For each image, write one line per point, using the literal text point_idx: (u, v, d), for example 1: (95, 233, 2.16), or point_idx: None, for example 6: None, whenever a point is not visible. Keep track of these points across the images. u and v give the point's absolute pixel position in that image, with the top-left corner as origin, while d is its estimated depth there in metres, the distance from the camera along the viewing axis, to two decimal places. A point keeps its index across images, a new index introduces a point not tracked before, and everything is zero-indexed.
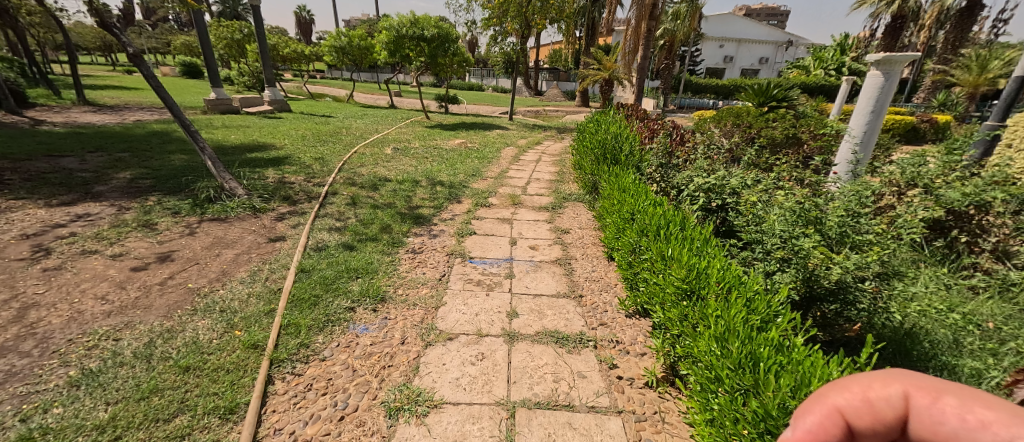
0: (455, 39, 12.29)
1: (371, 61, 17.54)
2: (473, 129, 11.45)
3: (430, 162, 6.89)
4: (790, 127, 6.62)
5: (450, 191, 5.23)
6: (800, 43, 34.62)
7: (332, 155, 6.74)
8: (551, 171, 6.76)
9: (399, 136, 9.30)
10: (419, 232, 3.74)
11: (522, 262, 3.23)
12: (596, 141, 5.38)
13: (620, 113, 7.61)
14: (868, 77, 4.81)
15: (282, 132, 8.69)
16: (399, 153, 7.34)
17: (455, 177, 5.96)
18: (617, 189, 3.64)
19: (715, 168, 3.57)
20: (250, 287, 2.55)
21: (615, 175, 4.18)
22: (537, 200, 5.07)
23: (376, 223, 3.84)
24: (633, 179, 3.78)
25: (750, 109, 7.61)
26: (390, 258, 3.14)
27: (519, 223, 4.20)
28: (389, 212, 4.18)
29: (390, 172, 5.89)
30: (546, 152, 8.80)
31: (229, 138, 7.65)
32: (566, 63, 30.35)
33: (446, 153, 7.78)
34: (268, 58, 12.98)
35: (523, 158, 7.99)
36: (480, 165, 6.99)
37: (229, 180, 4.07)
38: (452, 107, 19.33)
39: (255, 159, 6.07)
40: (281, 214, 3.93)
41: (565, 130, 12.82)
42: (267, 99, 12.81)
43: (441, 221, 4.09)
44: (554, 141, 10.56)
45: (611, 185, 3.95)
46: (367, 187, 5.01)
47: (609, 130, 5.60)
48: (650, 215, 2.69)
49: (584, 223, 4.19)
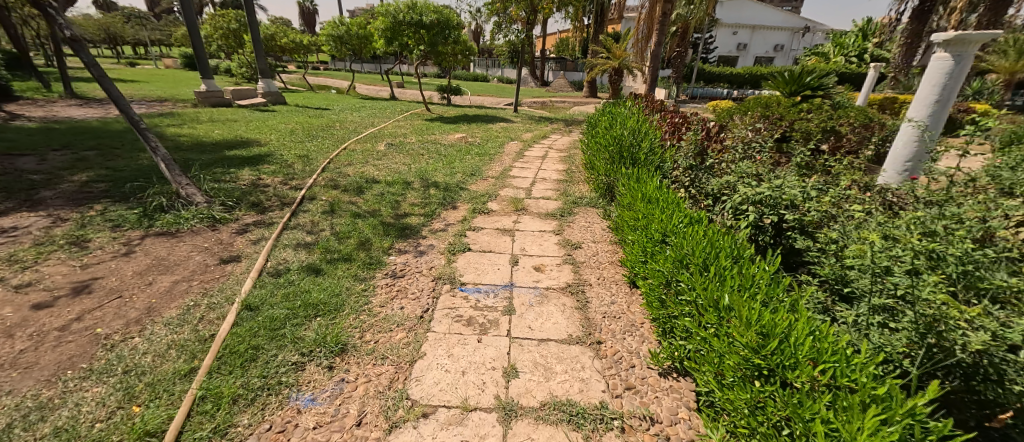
0: (456, 26, 11.60)
1: (371, 51, 16.90)
2: (476, 122, 10.83)
3: (426, 159, 6.31)
4: (826, 120, 5.93)
5: (445, 194, 4.64)
6: (818, 29, 33.18)
7: (320, 153, 6.18)
8: (559, 170, 6.13)
9: (396, 130, 8.71)
10: (404, 248, 3.17)
11: (525, 289, 2.64)
12: (610, 136, 4.74)
13: (636, 104, 6.93)
14: (932, 60, 4.15)
15: (271, 127, 8.13)
16: (393, 149, 6.77)
17: (452, 178, 5.37)
18: (639, 197, 3.02)
19: (760, 171, 2.93)
20: (175, 333, 1.99)
21: (635, 178, 3.54)
22: (543, 204, 4.46)
23: (353, 237, 3.27)
24: (658, 186, 3.14)
25: (779, 98, 6.90)
26: (363, 285, 2.57)
27: (522, 235, 3.60)
28: (371, 222, 3.61)
29: (380, 172, 5.32)
30: (553, 147, 8.16)
31: (211, 134, 7.10)
32: (573, 52, 29.42)
33: (445, 148, 7.19)
34: (261, 48, 12.39)
35: (528, 154, 7.37)
36: (480, 162, 6.39)
37: (185, 186, 3.52)
38: (455, 98, 18.67)
39: (233, 157, 5.54)
40: (244, 226, 3.37)
41: (573, 123, 12.14)
42: (262, 92, 12.22)
43: (431, 233, 3.51)
44: (562, 135, 9.90)
45: (631, 191, 3.32)
46: (351, 191, 4.44)
47: (624, 124, 4.95)
48: (692, 239, 2.07)
49: (598, 236, 3.58)
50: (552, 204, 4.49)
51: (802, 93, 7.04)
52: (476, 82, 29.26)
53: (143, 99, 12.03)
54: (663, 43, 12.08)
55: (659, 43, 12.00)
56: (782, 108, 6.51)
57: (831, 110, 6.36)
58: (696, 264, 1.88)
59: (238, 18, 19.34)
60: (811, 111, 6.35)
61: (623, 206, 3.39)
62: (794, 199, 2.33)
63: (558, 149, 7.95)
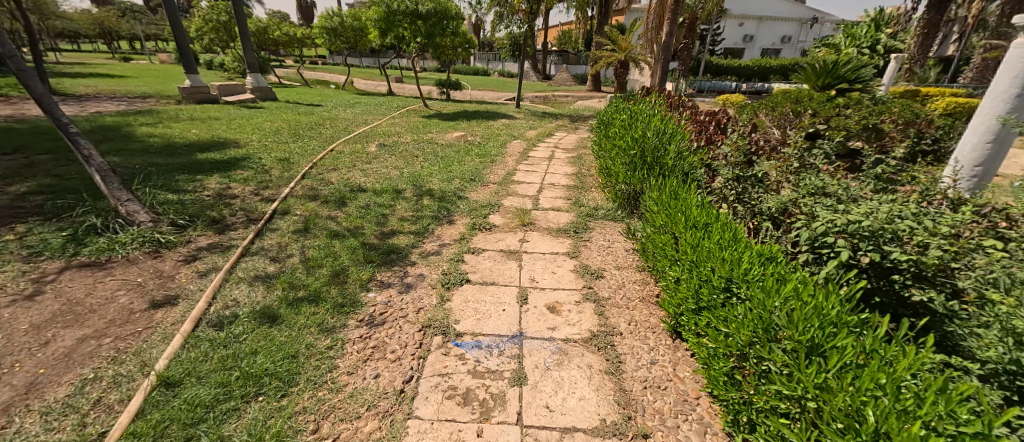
0: (454, 16, 10.93)
1: (367, 45, 16.25)
2: (476, 118, 10.21)
3: (421, 162, 5.72)
4: (868, 117, 5.35)
5: (441, 205, 4.05)
6: (827, 20, 32.30)
7: (303, 156, 5.58)
8: (569, 173, 5.53)
9: (391, 128, 8.11)
10: (387, 281, 2.58)
11: (539, 343, 2.04)
12: (630, 136, 4.14)
13: (652, 100, 6.30)
14: (1012, 48, 3.50)
15: (255, 126, 7.53)
16: (385, 150, 6.17)
17: (450, 185, 4.78)
18: (678, 217, 2.42)
19: (833, 186, 2.32)
20: (49, 433, 1.42)
21: (666, 192, 2.94)
22: (554, 217, 3.88)
23: (325, 267, 2.67)
24: (701, 204, 2.53)
25: (811, 92, 6.27)
26: (329, 339, 1.98)
27: (531, 260, 3.01)
28: (350, 245, 3.01)
29: (369, 178, 4.73)
30: (560, 147, 7.55)
31: (188, 134, 6.51)
32: (576, 45, 28.65)
33: (442, 149, 6.59)
34: (250, 42, 11.76)
35: (533, 154, 6.77)
36: (481, 165, 5.79)
37: (126, 201, 2.93)
38: (454, 93, 18.05)
39: (204, 162, 4.94)
40: (194, 252, 2.78)
41: (579, 119, 11.50)
42: (251, 87, 11.70)
43: (422, 258, 2.93)
44: (568, 132, 9.27)
45: (664, 207, 2.72)
46: (333, 202, 3.84)
47: (644, 123, 4.35)
48: (775, 293, 1.48)
49: (623, 260, 2.98)
50: (564, 216, 3.91)
51: (837, 87, 6.41)
52: (476, 76, 28.62)
53: (126, 95, 11.43)
54: (674, 33, 11.39)
55: (670, 34, 11.32)
56: (817, 103, 5.89)
57: (871, 105, 5.75)
58: (793, 337, 1.29)
59: (230, 11, 18.65)
60: (848, 107, 5.74)
61: (653, 225, 2.80)
62: (900, 230, 1.74)
63: (565, 148, 7.35)
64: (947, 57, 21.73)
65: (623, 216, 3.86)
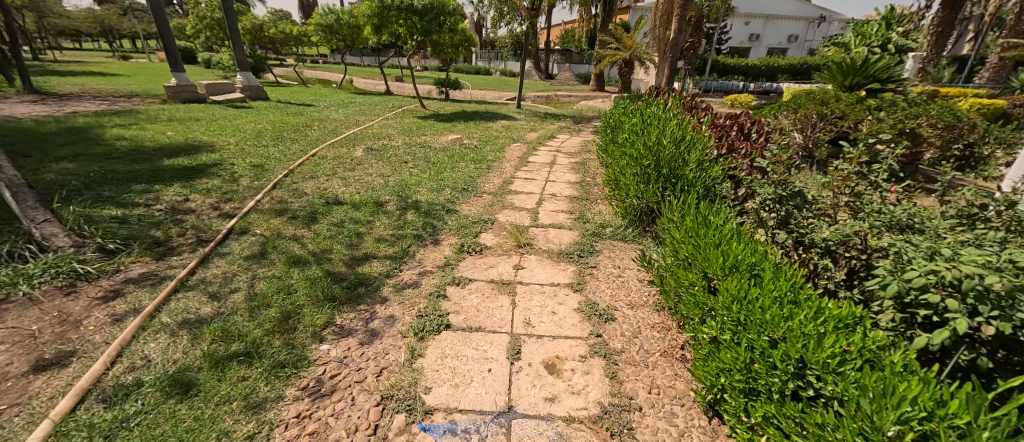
0: (452, 12, 10.42)
1: (364, 43, 15.79)
2: (474, 119, 9.73)
3: (410, 168, 5.23)
4: (902, 120, 4.84)
5: (426, 221, 3.56)
6: (835, 18, 31.61)
7: (281, 161, 5.11)
8: (571, 182, 5.04)
9: (382, 130, 7.64)
10: (347, 326, 2.09)
11: (532, 428, 1.55)
12: (642, 142, 3.64)
13: (662, 101, 5.80)
14: None
15: (236, 128, 7.06)
16: (372, 154, 5.70)
17: (439, 195, 4.29)
18: (710, 251, 1.93)
19: (911, 217, 1.82)
20: None
21: (691, 213, 2.43)
22: (555, 236, 3.38)
23: (273, 307, 2.18)
24: (736, 235, 2.03)
25: (837, 93, 5.75)
26: (251, 423, 1.49)
27: (526, 294, 2.51)
28: (310, 275, 2.52)
29: (350, 187, 4.25)
30: (561, 150, 7.06)
31: (161, 137, 6.05)
32: (579, 44, 28.13)
33: (435, 154, 6.11)
34: (239, 39, 11.30)
35: (533, 159, 6.28)
36: (476, 172, 5.31)
37: (41, 222, 2.46)
38: (454, 92, 17.58)
39: (167, 168, 4.47)
40: (117, 286, 2.29)
41: (582, 120, 11.00)
42: (240, 86, 11.26)
43: (395, 293, 2.43)
44: (570, 135, 8.78)
45: (689, 234, 2.23)
46: (302, 218, 3.36)
47: (656, 126, 3.86)
48: (888, 400, 0.98)
49: (637, 296, 2.49)
50: (567, 235, 3.41)
51: (867, 87, 5.87)
52: (477, 75, 28.12)
53: (111, 94, 11.00)
54: (683, 30, 10.86)
55: (678, 31, 10.78)
56: (847, 105, 5.37)
57: (905, 107, 5.23)
58: None
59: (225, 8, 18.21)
60: (881, 110, 5.23)
61: (674, 253, 2.31)
62: None
63: (568, 153, 6.86)
64: (961, 56, 21.11)
65: (634, 236, 3.36)
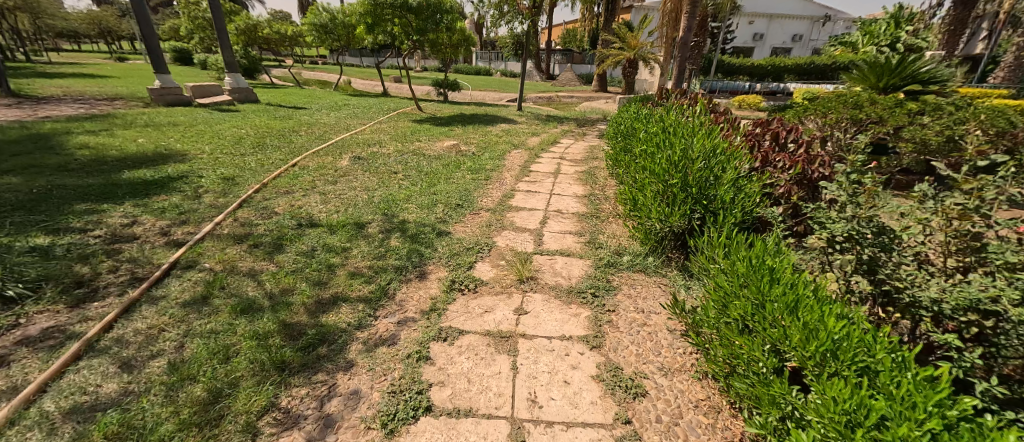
0: (449, 10, 9.92)
1: (360, 43, 15.29)
2: (472, 123, 9.22)
3: (400, 180, 4.73)
4: (951, 125, 4.34)
5: (412, 247, 3.05)
6: (839, 18, 31.13)
7: (256, 173, 4.59)
8: (579, 195, 4.52)
9: (373, 136, 7.13)
10: (293, 412, 1.57)
11: None
12: (665, 152, 3.13)
13: (677, 105, 5.31)
14: None
15: (215, 134, 6.54)
16: (359, 164, 5.19)
17: (431, 213, 3.78)
18: (785, 318, 1.42)
19: None
20: None
21: (741, 251, 1.92)
22: (564, 267, 2.85)
23: (199, 381, 1.66)
24: (813, 293, 1.51)
25: (870, 96, 5.24)
26: None
27: (531, 353, 1.98)
28: (258, 329, 2.00)
29: (329, 205, 3.74)
30: (566, 157, 6.54)
31: (130, 145, 5.54)
32: (581, 44, 27.69)
33: (428, 163, 5.60)
34: (227, 39, 10.78)
35: (535, 168, 5.79)
36: (473, 184, 4.79)
37: None
38: (453, 94, 17.11)
39: (123, 183, 3.95)
40: (4, 351, 1.78)
41: (586, 123, 10.47)
42: (228, 87, 10.67)
43: (365, 355, 1.91)
44: (574, 139, 8.26)
45: (745, 284, 1.72)
46: (265, 247, 2.84)
47: (679, 134, 3.34)
48: None
49: (670, 356, 1.98)
50: (578, 265, 2.89)
51: (904, 88, 5.42)
52: (476, 76, 27.64)
53: (93, 97, 10.52)
54: (692, 29, 10.34)
55: (687, 29, 10.29)
56: (883, 111, 4.87)
57: (952, 111, 4.73)
58: None
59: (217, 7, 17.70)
60: (923, 114, 4.73)
61: (721, 305, 1.80)
62: None
63: (573, 160, 6.34)
64: (972, 56, 20.57)
65: (656, 266, 2.86)
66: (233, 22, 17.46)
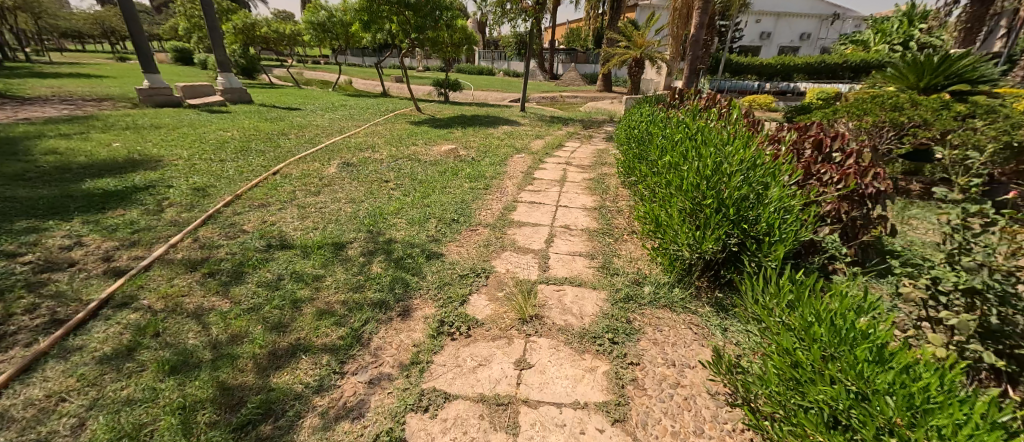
0: (449, 6, 9.49)
1: (358, 41, 14.87)
2: (472, 125, 8.77)
3: (390, 190, 4.30)
4: (1008, 130, 3.87)
5: (396, 275, 2.60)
6: (847, 16, 30.52)
7: (232, 182, 4.16)
8: (588, 208, 4.07)
9: (367, 139, 6.70)
10: None
11: None
12: (694, 163, 2.67)
13: (695, 108, 4.85)
14: None
15: (198, 137, 6.14)
16: (347, 171, 4.75)
17: (421, 231, 3.34)
18: (914, 429, 0.96)
19: None
20: None
21: (813, 301, 1.47)
22: (574, 301, 2.40)
23: None
24: (940, 384, 1.06)
25: (909, 97, 4.75)
26: None
27: (536, 431, 1.54)
28: (187, 398, 1.56)
29: (306, 221, 3.31)
30: (572, 163, 6.07)
31: (102, 150, 5.13)
32: (585, 43, 27.19)
33: (423, 169, 5.16)
34: (219, 38, 10.39)
35: (539, 174, 5.35)
36: (470, 194, 4.35)
37: None
38: (455, 95, 16.67)
39: (80, 195, 3.54)
40: None
41: (592, 125, 10.01)
42: (221, 88, 10.35)
43: (321, 436, 1.47)
44: (580, 142, 7.80)
45: (830, 356, 1.27)
46: (221, 277, 2.41)
47: (707, 141, 2.89)
48: None
49: (716, 436, 1.53)
50: (590, 298, 2.44)
51: (949, 88, 5.01)
52: (479, 76, 27.18)
53: (80, 98, 10.16)
54: (704, 25, 9.84)
55: (698, 25, 9.81)
56: (925, 114, 4.39)
57: (1006, 114, 4.25)
58: None
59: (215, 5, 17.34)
60: (973, 117, 4.27)
61: (792, 379, 1.35)
62: None
63: (580, 166, 5.87)
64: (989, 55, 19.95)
65: (683, 300, 2.41)
66: (231, 20, 17.10)
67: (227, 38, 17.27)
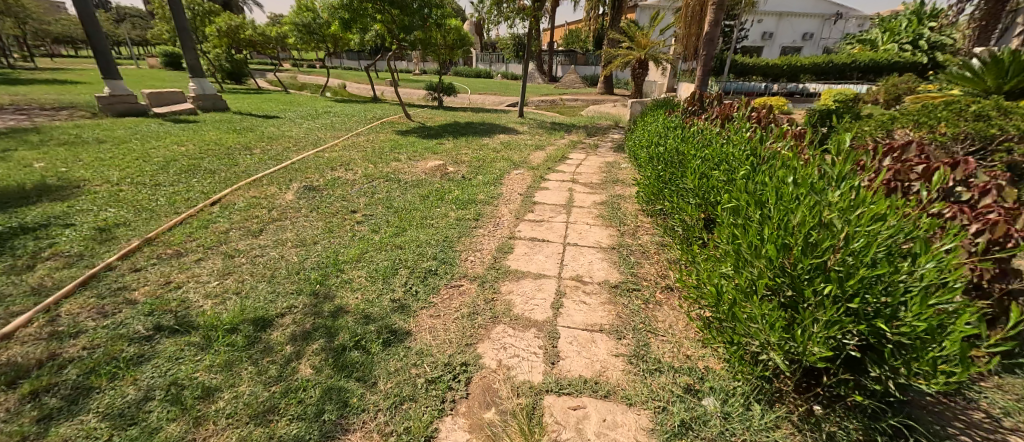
0: (439, 4, 8.62)
1: (347, 43, 14.04)
2: (465, 134, 7.90)
3: (356, 224, 3.45)
4: None
5: (332, 384, 1.73)
6: (851, 16, 29.78)
7: (153, 217, 3.29)
8: (604, 247, 3.21)
9: (342, 154, 5.85)
10: None
11: None
12: (772, 205, 1.81)
13: (731, 120, 3.99)
14: None
15: (144, 153, 5.28)
16: (307, 198, 3.90)
17: (385, 292, 2.48)
18: None
19: None
20: None
21: None
22: (600, 436, 1.54)
23: None
24: None
25: (996, 103, 3.91)
26: None
27: None
28: None
29: (226, 280, 2.43)
30: (578, 180, 5.21)
31: (16, 172, 4.26)
32: (586, 45, 26.39)
33: (402, 193, 4.31)
34: (191, 40, 9.55)
35: (541, 197, 4.51)
36: (456, 228, 3.49)
37: None
38: (449, 99, 15.85)
39: None
40: None
41: (597, 132, 9.14)
42: (193, 95, 9.53)
43: None
44: (585, 153, 6.94)
45: None
46: (48, 401, 1.54)
47: (783, 168, 2.02)
48: None
49: None
50: (625, 427, 1.58)
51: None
52: (475, 79, 26.36)
53: (38, 107, 9.28)
54: (719, 23, 8.99)
55: (713, 23, 8.96)
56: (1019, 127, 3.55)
57: None
58: None
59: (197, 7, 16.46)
60: None
61: None
62: None
63: (588, 184, 5.01)
64: None
65: (772, 426, 1.57)
66: (213, 23, 16.21)
67: (212, 42, 16.39)
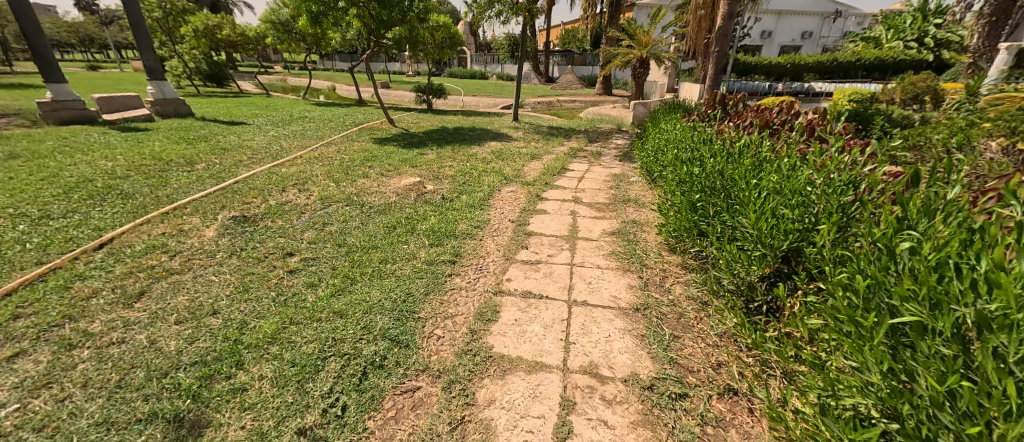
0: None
1: (329, 43, 13.14)
2: (451, 142, 7.03)
3: (286, 275, 2.54)
4: None
5: None
6: (852, 13, 29.11)
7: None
8: (625, 310, 2.30)
9: (302, 169, 4.94)
10: None
11: None
12: (994, 320, 0.92)
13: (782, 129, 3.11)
14: None
15: (57, 171, 4.37)
16: (233, 234, 3.00)
17: (292, 413, 1.56)
18: None
19: None
20: None
21: None
22: None
23: None
24: None
25: None
26: None
27: None
28: None
29: (30, 403, 1.53)
30: (582, 200, 4.32)
31: None
32: (583, 44, 25.55)
33: (362, 222, 3.43)
34: (147, 39, 8.58)
35: (537, 224, 3.62)
36: (423, 278, 2.59)
37: None
38: (439, 102, 14.99)
39: None
40: None
41: (599, 137, 8.28)
42: (151, 99, 8.60)
43: None
44: (588, 163, 6.04)
45: None
46: None
47: (969, 235, 1.14)
48: None
49: None
50: None
51: None
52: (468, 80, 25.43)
53: None
54: (733, 15, 8.13)
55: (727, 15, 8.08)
56: None
57: None
58: None
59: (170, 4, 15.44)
60: None
61: None
62: None
63: (594, 205, 4.14)
64: None
65: None
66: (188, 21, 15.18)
67: (188, 42, 15.40)
